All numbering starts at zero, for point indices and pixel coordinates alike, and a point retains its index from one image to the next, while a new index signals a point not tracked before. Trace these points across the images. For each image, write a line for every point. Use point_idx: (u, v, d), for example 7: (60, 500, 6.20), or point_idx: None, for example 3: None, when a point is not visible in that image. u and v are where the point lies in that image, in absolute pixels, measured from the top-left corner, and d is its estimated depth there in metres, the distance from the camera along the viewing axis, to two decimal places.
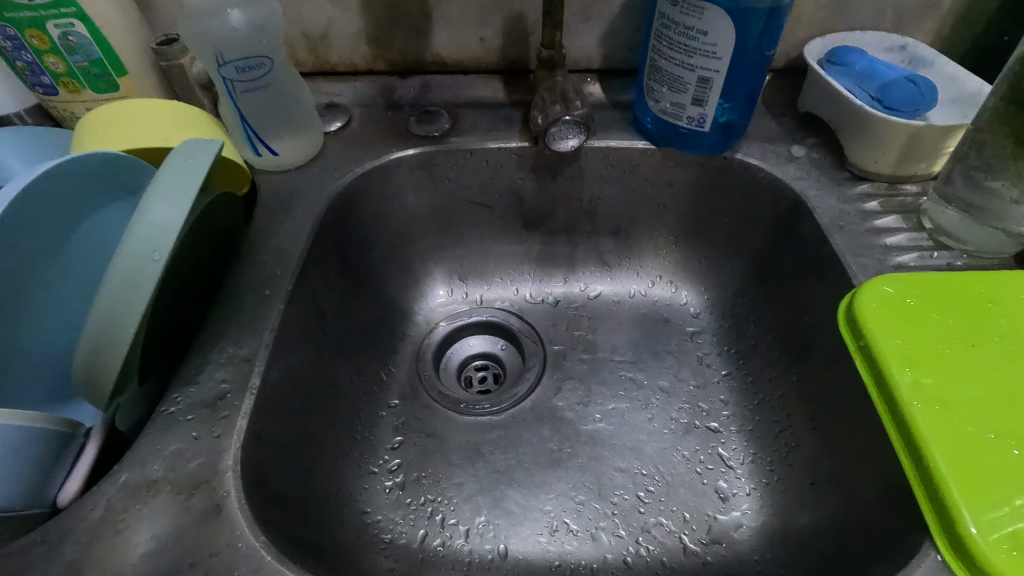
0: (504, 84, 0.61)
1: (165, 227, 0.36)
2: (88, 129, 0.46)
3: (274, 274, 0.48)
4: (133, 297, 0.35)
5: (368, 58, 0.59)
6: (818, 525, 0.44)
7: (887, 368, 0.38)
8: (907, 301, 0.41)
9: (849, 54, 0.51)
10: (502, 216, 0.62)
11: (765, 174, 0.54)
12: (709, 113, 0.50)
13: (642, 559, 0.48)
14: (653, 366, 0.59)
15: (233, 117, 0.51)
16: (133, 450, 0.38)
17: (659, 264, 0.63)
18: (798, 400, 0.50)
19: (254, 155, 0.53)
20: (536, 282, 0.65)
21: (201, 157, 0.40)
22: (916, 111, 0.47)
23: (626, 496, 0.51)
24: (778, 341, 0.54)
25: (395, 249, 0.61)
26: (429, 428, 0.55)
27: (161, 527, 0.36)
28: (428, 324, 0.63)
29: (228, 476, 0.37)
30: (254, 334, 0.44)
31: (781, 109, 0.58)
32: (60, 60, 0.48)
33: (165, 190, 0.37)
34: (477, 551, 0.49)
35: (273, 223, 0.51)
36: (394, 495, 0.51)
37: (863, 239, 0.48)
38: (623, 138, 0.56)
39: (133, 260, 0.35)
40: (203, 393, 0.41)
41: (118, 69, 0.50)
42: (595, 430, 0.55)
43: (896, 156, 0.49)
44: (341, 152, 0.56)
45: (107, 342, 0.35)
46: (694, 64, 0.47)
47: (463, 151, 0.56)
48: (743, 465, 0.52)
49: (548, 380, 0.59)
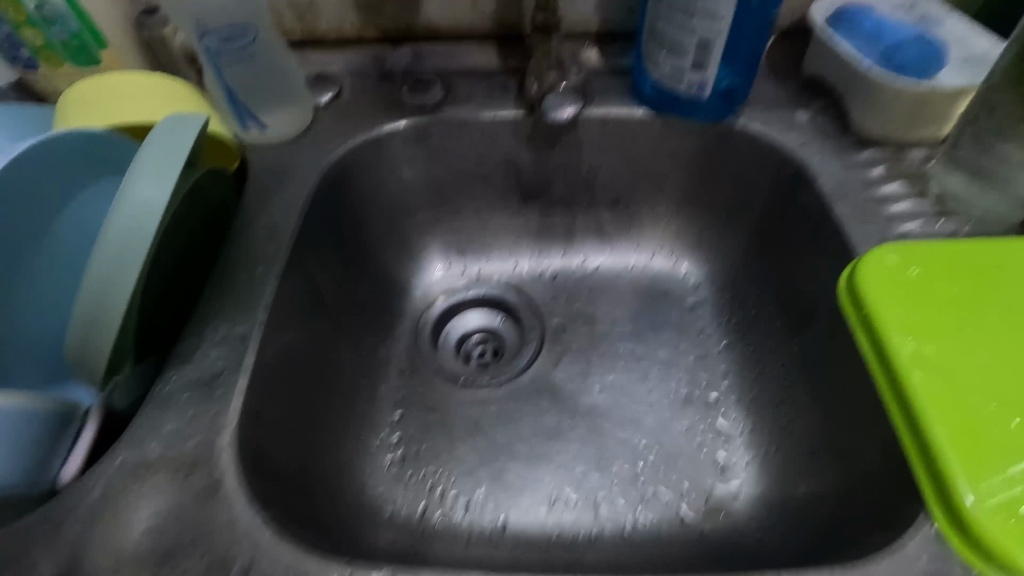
0: (499, 51, 0.59)
1: (151, 207, 0.35)
2: (74, 105, 0.45)
3: (267, 250, 0.47)
4: (122, 277, 0.35)
5: (358, 26, 0.57)
6: (817, 495, 0.44)
7: (887, 338, 0.38)
8: (910, 270, 0.40)
9: (857, 14, 0.50)
10: (498, 187, 0.61)
11: (767, 141, 0.52)
12: (708, 79, 0.48)
13: (641, 528, 0.49)
14: (652, 338, 0.59)
15: (218, 91, 0.50)
16: (132, 429, 0.39)
17: (659, 235, 0.62)
18: (798, 371, 0.50)
19: (242, 129, 0.52)
20: (534, 254, 0.64)
21: (185, 132, 0.39)
22: (924, 73, 0.46)
23: (625, 466, 0.51)
24: (779, 312, 0.53)
25: (390, 223, 0.60)
26: (429, 402, 0.56)
27: (161, 504, 0.36)
28: (426, 299, 0.63)
29: (226, 454, 0.37)
30: (248, 312, 0.44)
31: (785, 72, 0.56)
32: (39, 33, 0.47)
33: (148, 168, 0.36)
34: (478, 523, 0.49)
35: (263, 199, 0.50)
36: (395, 469, 0.52)
37: (868, 206, 0.47)
38: (622, 105, 0.54)
39: (119, 240, 0.35)
40: (198, 372, 0.41)
41: (98, 42, 0.49)
42: (595, 403, 0.55)
43: (904, 120, 0.48)
44: (332, 124, 0.55)
45: (97, 323, 0.35)
46: (695, 27, 0.45)
47: (457, 121, 0.55)
48: (742, 435, 0.52)
49: (547, 353, 0.58)
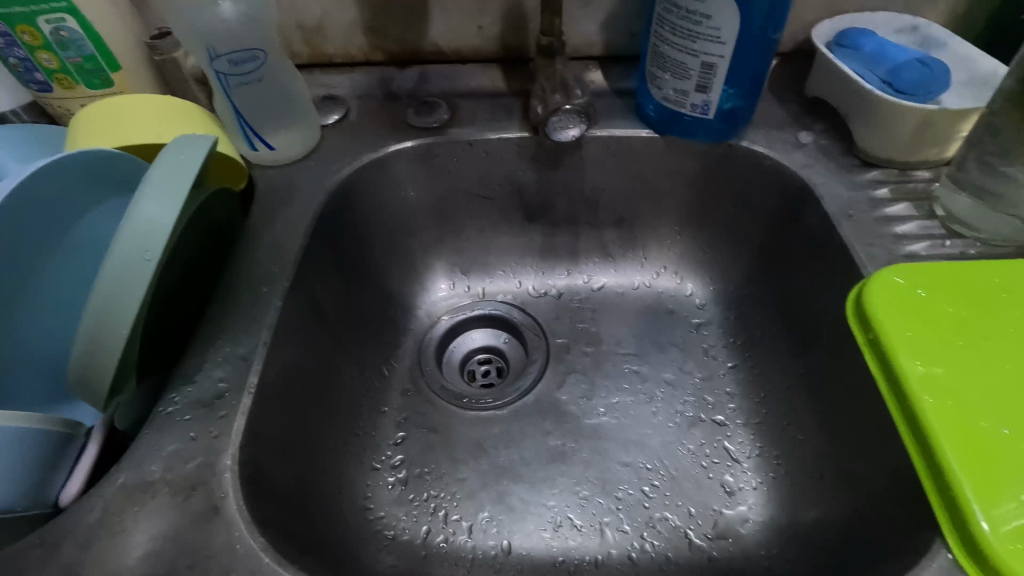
0: (503, 73, 0.59)
1: (157, 227, 0.36)
2: (84, 126, 0.45)
3: (272, 270, 0.47)
4: (126, 296, 0.35)
5: (365, 49, 0.58)
6: (827, 522, 0.43)
7: (897, 360, 0.37)
8: (918, 291, 0.40)
9: (859, 36, 0.50)
10: (503, 207, 0.61)
11: (771, 162, 0.52)
12: (712, 100, 0.49)
13: (647, 554, 0.48)
14: (657, 359, 0.58)
15: (227, 112, 0.50)
16: (132, 450, 0.38)
17: (664, 255, 0.62)
18: (805, 393, 0.49)
19: (250, 149, 0.52)
20: (538, 274, 0.64)
21: (193, 153, 0.39)
22: (928, 96, 0.46)
23: (631, 490, 0.51)
24: (785, 333, 0.53)
25: (395, 242, 0.60)
26: (431, 422, 0.55)
27: (159, 528, 0.35)
28: (430, 319, 0.63)
29: (226, 476, 0.37)
30: (251, 332, 0.44)
31: (787, 94, 0.56)
32: (53, 56, 0.48)
33: (155, 188, 0.37)
34: (481, 547, 0.48)
35: (269, 219, 0.50)
36: (396, 491, 0.51)
37: (873, 227, 0.46)
38: (626, 126, 0.55)
39: (125, 260, 0.35)
40: (200, 393, 0.41)
41: (111, 64, 0.50)
42: (599, 424, 0.54)
43: (907, 142, 0.48)
44: (338, 145, 0.55)
45: (100, 343, 0.35)
46: (698, 50, 0.45)
47: (462, 142, 0.55)
48: (749, 459, 0.51)
49: (551, 374, 0.58)
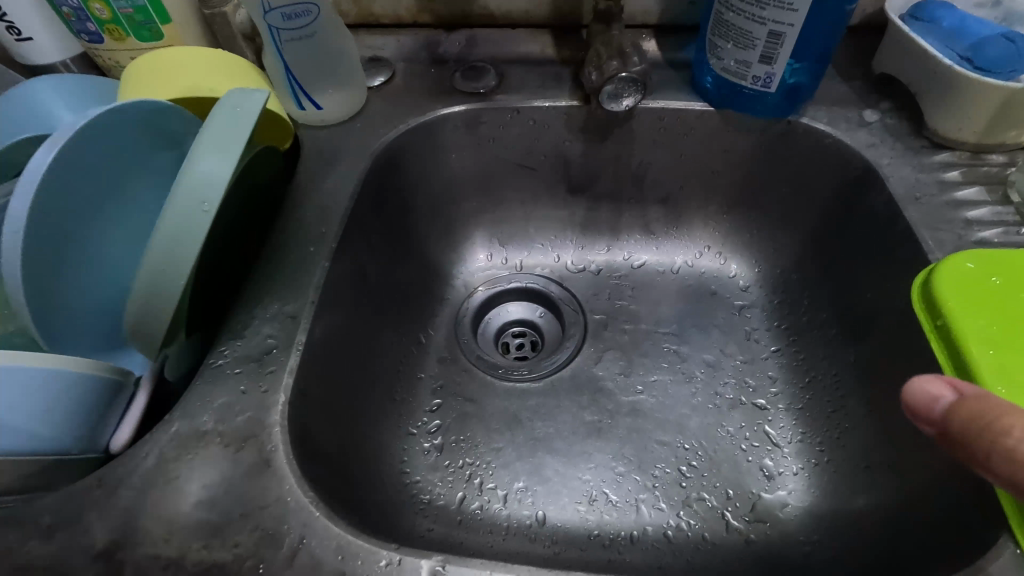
0: (553, 40, 0.58)
1: (214, 179, 0.35)
2: (137, 78, 0.45)
3: (319, 231, 0.47)
4: (185, 246, 0.35)
5: (413, 10, 0.57)
6: (875, 512, 0.42)
7: (967, 350, 0.36)
8: (992, 280, 0.38)
9: (937, 9, 0.47)
10: (546, 178, 0.60)
11: (832, 141, 0.50)
12: (776, 73, 0.47)
13: (683, 534, 0.47)
14: (697, 340, 0.57)
15: (277, 69, 0.49)
16: (184, 401, 0.39)
17: (708, 235, 0.61)
18: (856, 381, 0.48)
19: (298, 108, 0.52)
20: (578, 249, 0.63)
21: (249, 107, 0.39)
22: (1011, 72, 0.43)
23: (668, 469, 0.50)
24: (837, 320, 0.52)
25: (436, 210, 0.60)
26: (468, 392, 0.55)
27: (211, 477, 0.36)
28: (467, 289, 0.62)
29: (275, 431, 0.37)
30: (299, 290, 0.44)
31: (852, 70, 0.54)
32: (105, 6, 0.47)
33: (212, 142, 0.36)
34: (516, 516, 0.49)
35: (316, 180, 0.50)
36: (432, 457, 0.51)
37: (941, 212, 0.44)
38: (680, 99, 0.53)
39: (183, 210, 0.35)
40: (249, 348, 0.41)
41: (162, 17, 0.49)
42: (637, 402, 0.54)
43: (984, 123, 0.45)
44: (385, 107, 0.55)
45: (158, 292, 0.35)
46: (766, 18, 0.43)
47: (510, 109, 0.54)
48: (790, 444, 0.50)
49: (588, 350, 0.57)
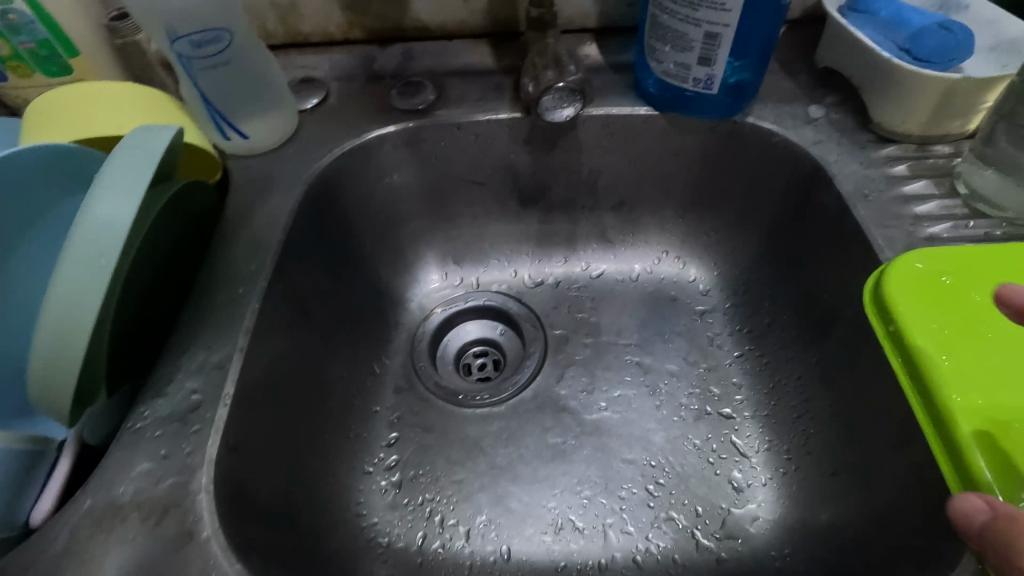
0: (493, 49, 0.56)
1: (112, 228, 0.33)
2: (36, 119, 0.42)
3: (249, 269, 0.44)
4: (82, 305, 0.32)
5: (343, 26, 0.55)
6: (843, 524, 0.42)
7: (922, 357, 0.34)
8: (941, 278, 0.37)
9: None
10: (496, 191, 0.58)
11: (779, 140, 0.49)
12: (717, 74, 0.45)
13: (653, 558, 0.46)
14: (660, 349, 0.55)
15: (195, 99, 0.46)
16: (100, 471, 0.36)
17: (666, 239, 0.59)
18: (819, 385, 0.47)
19: (223, 139, 0.49)
20: (534, 262, 0.61)
21: (150, 146, 0.36)
22: (949, 62, 0.42)
23: (635, 489, 0.49)
24: (797, 320, 0.50)
25: (384, 232, 0.57)
26: (427, 422, 0.53)
27: (129, 556, 0.33)
28: (422, 312, 0.60)
29: (200, 498, 0.35)
30: (227, 337, 0.41)
31: (796, 64, 0.53)
32: (5, 42, 0.44)
33: (109, 187, 0.34)
34: (479, 553, 0.47)
35: (245, 214, 0.47)
36: (390, 496, 0.49)
37: (890, 209, 0.43)
38: (623, 105, 0.51)
39: (77, 266, 0.32)
40: (173, 405, 0.38)
41: (68, 49, 0.46)
42: (600, 420, 0.52)
43: (928, 116, 0.44)
44: (318, 131, 0.52)
45: (57, 357, 0.32)
46: (700, 19, 0.42)
47: (449, 124, 0.52)
48: (758, 453, 0.49)
49: (549, 367, 0.55)
